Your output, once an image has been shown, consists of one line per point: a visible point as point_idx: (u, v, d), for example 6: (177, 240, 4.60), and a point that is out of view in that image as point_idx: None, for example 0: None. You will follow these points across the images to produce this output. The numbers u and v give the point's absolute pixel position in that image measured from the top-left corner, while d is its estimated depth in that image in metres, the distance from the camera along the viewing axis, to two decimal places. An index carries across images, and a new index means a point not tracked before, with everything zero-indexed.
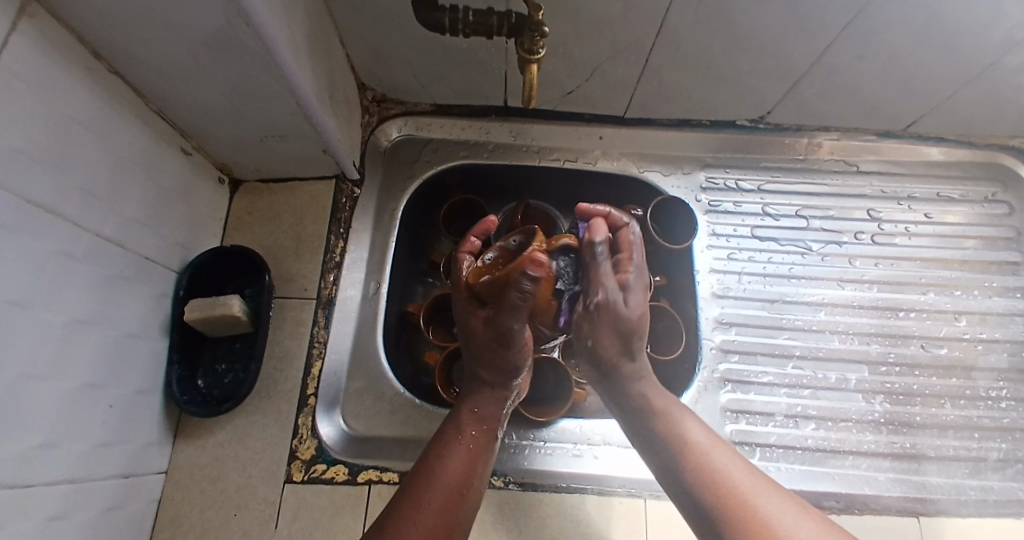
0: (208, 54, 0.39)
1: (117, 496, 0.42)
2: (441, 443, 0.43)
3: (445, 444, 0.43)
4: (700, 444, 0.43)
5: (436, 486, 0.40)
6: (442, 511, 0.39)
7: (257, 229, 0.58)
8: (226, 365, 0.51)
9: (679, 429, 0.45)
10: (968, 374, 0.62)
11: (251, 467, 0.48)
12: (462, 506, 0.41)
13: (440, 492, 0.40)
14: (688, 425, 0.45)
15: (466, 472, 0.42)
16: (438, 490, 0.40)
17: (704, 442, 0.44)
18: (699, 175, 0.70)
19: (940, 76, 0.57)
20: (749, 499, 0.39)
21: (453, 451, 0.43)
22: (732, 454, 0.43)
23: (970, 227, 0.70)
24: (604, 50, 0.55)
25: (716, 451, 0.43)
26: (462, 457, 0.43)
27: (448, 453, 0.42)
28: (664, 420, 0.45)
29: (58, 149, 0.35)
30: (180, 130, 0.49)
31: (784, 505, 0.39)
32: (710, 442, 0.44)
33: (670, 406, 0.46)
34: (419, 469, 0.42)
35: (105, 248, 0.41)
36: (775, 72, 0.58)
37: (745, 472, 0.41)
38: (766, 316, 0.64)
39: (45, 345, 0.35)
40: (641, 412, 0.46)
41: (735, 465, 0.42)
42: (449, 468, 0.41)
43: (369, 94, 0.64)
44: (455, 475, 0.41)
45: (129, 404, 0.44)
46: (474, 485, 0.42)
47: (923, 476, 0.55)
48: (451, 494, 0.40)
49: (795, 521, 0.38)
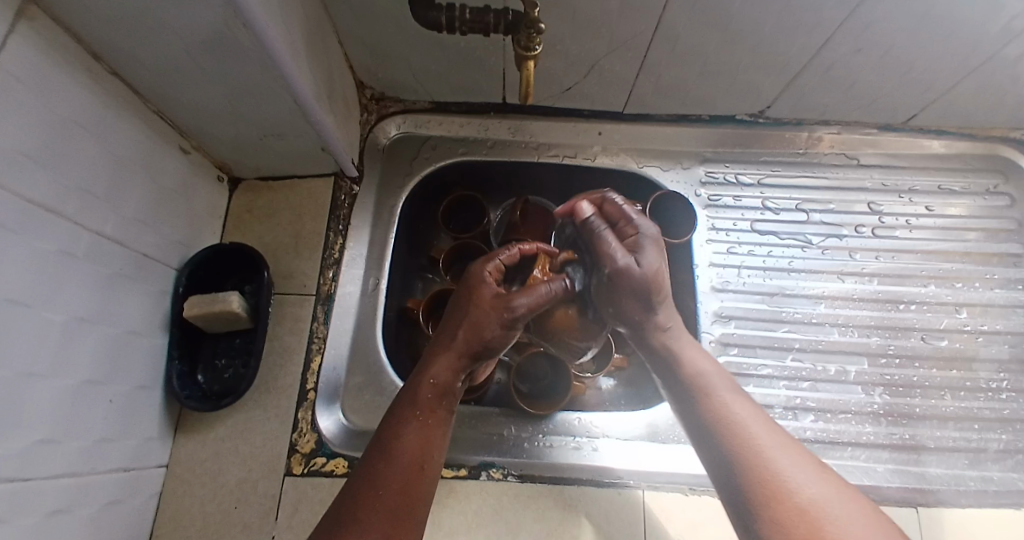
0: (205, 54, 0.39)
1: (118, 490, 0.42)
2: (396, 421, 0.40)
3: (402, 420, 0.39)
4: (730, 402, 0.42)
5: (394, 467, 0.37)
6: (401, 492, 0.37)
7: (256, 226, 0.58)
8: (226, 361, 0.52)
9: (712, 388, 0.43)
10: (969, 366, 0.61)
11: (251, 462, 0.48)
12: (422, 486, 0.38)
13: (397, 472, 0.37)
14: (722, 386, 0.43)
15: (425, 449, 0.39)
16: (396, 472, 0.37)
17: (732, 399, 0.42)
18: (698, 170, 0.70)
19: (940, 67, 0.57)
20: (768, 456, 0.37)
21: (410, 427, 0.39)
22: (766, 419, 0.41)
23: (971, 219, 0.70)
24: (601, 45, 0.55)
25: (746, 412, 0.41)
26: (420, 434, 0.39)
27: (405, 432, 0.39)
28: (698, 380, 0.44)
29: (57, 148, 0.36)
30: (179, 129, 0.49)
31: (805, 464, 0.37)
32: (745, 406, 0.42)
33: (710, 367, 0.45)
34: (376, 449, 0.39)
35: (106, 247, 0.42)
36: (773, 66, 0.58)
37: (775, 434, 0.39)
38: (765, 310, 0.63)
39: (46, 341, 0.35)
40: (675, 373, 0.45)
41: (768, 427, 0.40)
42: (407, 447, 0.38)
43: (367, 92, 0.65)
44: (413, 455, 0.38)
45: (130, 400, 0.44)
46: (434, 461, 0.39)
47: (923, 467, 0.55)
48: (409, 473, 0.38)
49: (813, 481, 0.36)
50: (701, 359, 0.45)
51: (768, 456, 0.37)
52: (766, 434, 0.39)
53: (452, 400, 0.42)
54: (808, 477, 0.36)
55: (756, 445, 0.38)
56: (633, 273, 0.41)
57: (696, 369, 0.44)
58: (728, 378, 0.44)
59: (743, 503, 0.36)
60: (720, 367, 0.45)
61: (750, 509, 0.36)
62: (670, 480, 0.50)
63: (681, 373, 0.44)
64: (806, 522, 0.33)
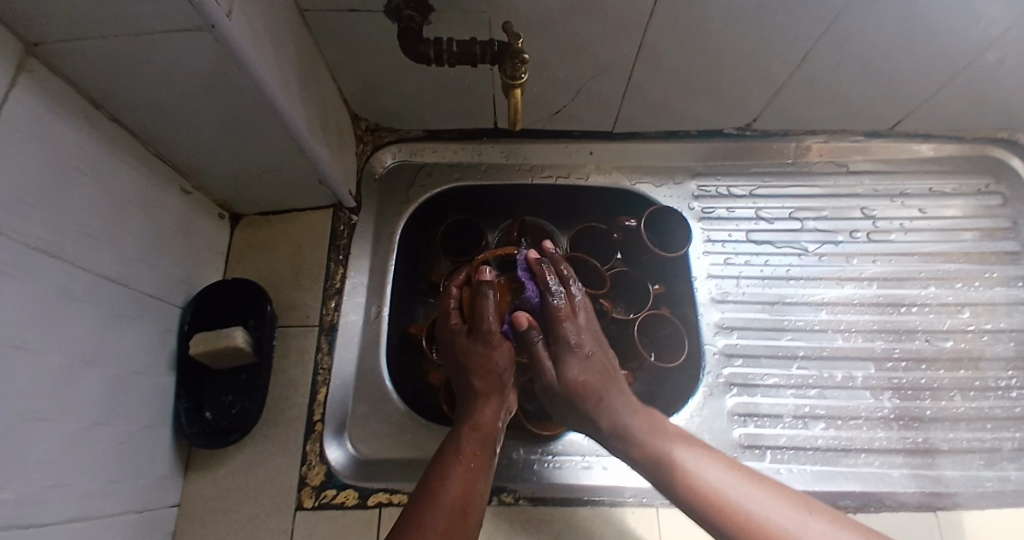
0: (202, 96, 0.41)
1: (127, 532, 0.42)
2: (442, 467, 0.42)
3: (446, 467, 0.42)
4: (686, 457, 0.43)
5: (441, 508, 0.39)
6: (444, 532, 0.38)
7: (258, 261, 0.59)
8: (232, 396, 0.51)
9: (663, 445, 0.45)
10: (976, 365, 0.61)
11: (261, 497, 0.48)
12: (465, 529, 0.39)
13: (444, 513, 0.39)
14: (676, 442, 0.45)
15: (468, 491, 0.41)
16: (442, 516, 0.39)
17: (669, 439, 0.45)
18: (690, 184, 0.71)
19: (919, 75, 0.59)
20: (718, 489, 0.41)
21: (455, 471, 0.42)
22: (696, 445, 0.44)
23: (965, 220, 0.70)
24: (586, 69, 0.57)
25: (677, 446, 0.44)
26: (462, 477, 0.42)
27: (449, 475, 0.41)
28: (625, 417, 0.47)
29: (56, 192, 0.37)
30: (179, 170, 0.51)
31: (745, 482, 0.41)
32: (700, 455, 0.43)
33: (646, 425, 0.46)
34: (421, 493, 0.40)
35: (108, 287, 0.42)
36: (756, 81, 0.60)
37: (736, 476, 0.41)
38: (766, 318, 0.64)
39: (50, 385, 0.36)
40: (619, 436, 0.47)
41: (704, 454, 0.43)
42: (452, 488, 0.40)
43: (363, 124, 0.67)
44: (458, 495, 0.40)
45: (138, 439, 0.44)
46: (476, 507, 0.41)
47: (937, 471, 0.54)
48: (453, 514, 0.39)
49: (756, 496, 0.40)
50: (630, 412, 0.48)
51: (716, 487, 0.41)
52: (732, 482, 0.41)
53: (490, 443, 0.45)
54: (741, 487, 0.40)
55: (702, 482, 0.41)
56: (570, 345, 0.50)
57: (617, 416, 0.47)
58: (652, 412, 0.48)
59: None
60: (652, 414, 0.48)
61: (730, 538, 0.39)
62: None
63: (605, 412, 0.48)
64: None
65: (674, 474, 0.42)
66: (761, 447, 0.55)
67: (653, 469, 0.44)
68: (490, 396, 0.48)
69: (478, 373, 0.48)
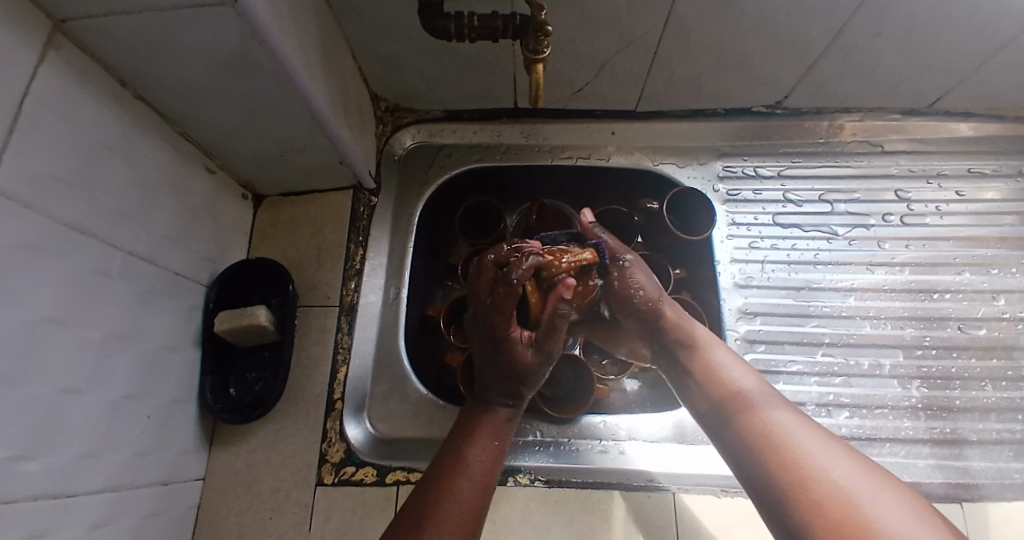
0: (225, 75, 0.41)
1: (158, 501, 0.44)
2: (468, 431, 0.42)
3: (475, 432, 0.42)
4: (773, 412, 0.41)
5: (467, 474, 0.39)
6: (473, 500, 0.38)
7: (280, 241, 0.60)
8: (256, 374, 0.52)
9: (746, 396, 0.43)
10: (1010, 354, 0.59)
11: (284, 471, 0.49)
12: (487, 496, 0.40)
13: (470, 479, 0.39)
14: (764, 399, 0.43)
15: (492, 460, 0.41)
16: (470, 484, 0.39)
17: (755, 393, 0.43)
18: (716, 164, 0.69)
19: (966, 48, 0.55)
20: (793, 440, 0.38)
21: (482, 440, 0.42)
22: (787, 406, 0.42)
23: (1006, 203, 0.67)
24: (610, 44, 0.55)
25: (762, 399, 0.43)
26: (489, 447, 0.42)
27: (477, 442, 0.42)
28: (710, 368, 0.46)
29: (88, 174, 0.37)
30: (205, 150, 0.51)
31: (830, 448, 0.37)
32: (784, 413, 0.41)
33: (747, 379, 0.45)
34: (448, 456, 0.40)
35: (139, 265, 0.43)
36: (788, 54, 0.57)
37: (821, 438, 0.38)
38: (792, 304, 0.62)
39: (84, 360, 0.37)
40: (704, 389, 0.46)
41: (789, 412, 0.41)
42: (478, 456, 0.40)
43: (382, 104, 0.66)
44: (483, 463, 0.40)
45: (166, 414, 0.46)
46: (496, 476, 0.41)
47: (965, 462, 0.53)
48: (479, 484, 0.39)
49: (834, 460, 0.36)
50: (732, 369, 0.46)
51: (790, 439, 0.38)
52: (810, 441, 0.38)
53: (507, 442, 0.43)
54: (821, 448, 0.37)
55: (776, 431, 0.39)
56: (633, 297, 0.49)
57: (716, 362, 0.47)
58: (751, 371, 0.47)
59: (785, 507, 0.35)
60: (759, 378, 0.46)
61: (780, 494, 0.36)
62: (698, 482, 0.49)
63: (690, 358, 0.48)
64: (838, 502, 0.33)
65: (751, 421, 0.41)
66: None
67: (727, 416, 0.43)
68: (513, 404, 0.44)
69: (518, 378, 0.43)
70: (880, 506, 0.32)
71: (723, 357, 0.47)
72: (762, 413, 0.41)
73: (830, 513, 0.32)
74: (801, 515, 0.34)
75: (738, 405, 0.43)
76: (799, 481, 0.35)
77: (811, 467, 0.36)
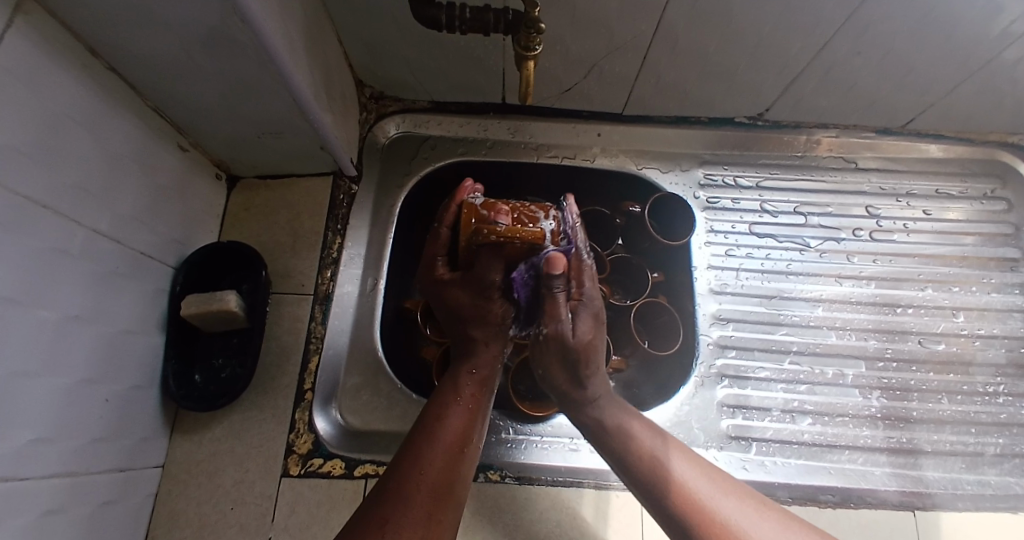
0: (201, 50, 0.39)
1: (112, 490, 0.42)
2: (440, 406, 0.43)
3: (446, 405, 0.43)
4: (695, 482, 0.41)
5: (441, 445, 0.40)
6: (448, 468, 0.39)
7: (254, 225, 0.58)
8: (223, 360, 0.51)
9: (666, 464, 0.42)
10: (966, 370, 0.62)
11: (248, 462, 0.48)
12: (462, 466, 0.41)
13: (442, 450, 0.40)
14: (681, 465, 0.42)
15: (467, 430, 0.42)
16: (442, 450, 0.40)
17: (662, 447, 0.44)
18: (697, 172, 0.70)
19: (939, 71, 0.57)
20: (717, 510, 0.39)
21: (453, 411, 0.43)
22: (689, 455, 0.44)
23: (968, 223, 0.70)
24: (600, 47, 0.55)
25: (671, 454, 0.43)
26: (462, 416, 0.43)
27: (449, 414, 0.43)
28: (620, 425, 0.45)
29: (52, 145, 0.35)
30: (177, 127, 0.49)
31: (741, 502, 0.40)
32: (692, 467, 0.42)
33: (648, 437, 0.44)
34: (420, 430, 0.41)
35: (102, 244, 0.41)
36: (771, 69, 0.58)
37: (737, 495, 0.41)
38: (763, 312, 0.63)
39: (39, 340, 0.35)
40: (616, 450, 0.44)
41: (696, 467, 0.42)
42: (452, 426, 0.42)
43: (367, 91, 0.65)
44: (457, 434, 0.41)
45: (125, 399, 0.44)
46: (473, 446, 0.42)
47: (920, 471, 0.55)
48: (454, 451, 0.40)
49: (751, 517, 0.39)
50: (638, 429, 0.45)
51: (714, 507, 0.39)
52: (729, 503, 0.40)
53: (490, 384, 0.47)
54: (736, 507, 0.40)
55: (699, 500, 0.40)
56: (567, 343, 0.45)
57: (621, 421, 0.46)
58: (645, 420, 0.47)
59: None
60: (654, 429, 0.46)
61: None
62: None
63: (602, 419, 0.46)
64: None
65: (671, 485, 0.41)
66: (747, 439, 0.56)
67: (638, 476, 0.43)
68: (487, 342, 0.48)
69: (477, 323, 0.47)
70: None
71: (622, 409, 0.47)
72: (680, 479, 0.41)
73: None
74: None
75: (650, 465, 0.42)
76: None
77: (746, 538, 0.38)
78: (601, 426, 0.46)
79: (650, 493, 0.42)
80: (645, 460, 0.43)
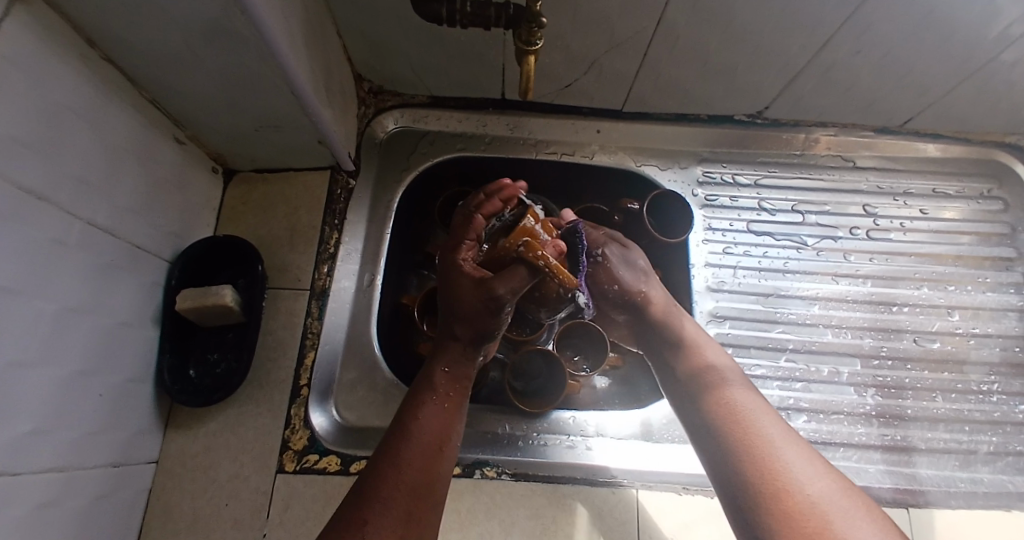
0: (200, 42, 0.39)
1: (107, 485, 0.42)
2: (415, 404, 0.43)
3: (421, 402, 0.43)
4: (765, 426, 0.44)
5: (417, 446, 0.40)
6: (424, 466, 0.40)
7: (250, 219, 0.58)
8: (218, 355, 0.50)
9: (741, 405, 0.45)
10: (960, 368, 0.62)
11: (243, 457, 0.48)
12: (441, 464, 0.41)
13: (418, 450, 0.40)
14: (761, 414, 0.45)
15: (443, 428, 0.42)
16: (417, 450, 0.40)
17: (745, 394, 0.47)
18: (696, 169, 0.70)
19: (939, 71, 0.57)
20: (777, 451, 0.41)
21: (428, 410, 0.43)
22: (769, 410, 0.46)
23: (964, 223, 0.70)
24: (601, 43, 0.55)
25: (749, 400, 0.46)
26: (438, 414, 0.43)
27: (424, 412, 0.42)
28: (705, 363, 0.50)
29: (49, 136, 0.35)
30: (174, 120, 0.49)
31: (807, 460, 0.41)
32: (766, 415, 0.45)
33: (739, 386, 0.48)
34: (395, 430, 0.41)
35: (98, 237, 0.41)
36: (771, 67, 0.58)
37: (805, 453, 0.42)
38: (760, 310, 0.64)
39: (36, 332, 0.35)
40: (698, 380, 0.49)
41: (774, 420, 0.44)
42: (428, 426, 0.42)
43: (365, 85, 0.64)
44: (432, 433, 0.41)
45: (121, 393, 0.43)
46: (451, 441, 0.42)
47: (913, 468, 0.55)
48: (429, 449, 0.40)
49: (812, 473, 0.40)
50: (731, 380, 0.49)
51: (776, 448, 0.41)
52: (794, 454, 0.41)
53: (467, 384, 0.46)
54: (798, 458, 0.41)
55: (764, 439, 0.42)
56: (622, 255, 0.56)
57: (707, 361, 0.50)
58: (738, 372, 0.50)
59: (752, 506, 0.39)
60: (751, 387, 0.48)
61: (750, 499, 0.39)
62: (662, 479, 0.50)
63: (687, 356, 0.51)
64: (813, 515, 0.37)
65: (738, 419, 0.44)
66: None
67: (707, 405, 0.47)
68: (460, 340, 0.45)
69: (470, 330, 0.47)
70: (853, 527, 0.36)
71: (712, 355, 0.51)
72: (752, 418, 0.44)
73: (803, 527, 0.36)
74: (767, 519, 0.38)
75: (720, 399, 0.46)
76: (775, 490, 0.39)
77: (791, 479, 0.39)
78: (685, 363, 0.51)
79: (711, 424, 0.45)
80: (720, 397, 0.47)
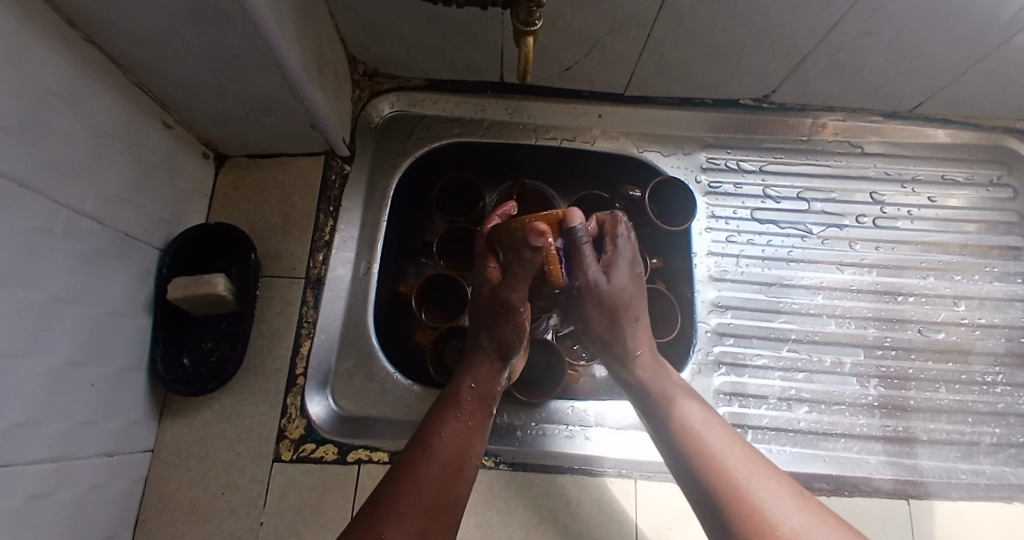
0: (186, 22, 0.37)
1: (102, 474, 0.42)
2: (437, 418, 0.42)
3: (444, 418, 0.42)
4: (732, 456, 0.40)
5: (437, 461, 0.39)
6: (443, 484, 0.38)
7: (243, 206, 0.57)
8: (212, 344, 0.50)
9: (703, 435, 0.42)
10: (965, 358, 0.62)
11: (239, 446, 0.48)
12: (459, 484, 0.39)
13: (437, 467, 0.39)
14: (725, 443, 0.41)
15: (464, 445, 0.41)
16: (437, 466, 0.39)
17: (706, 421, 0.44)
18: (699, 155, 0.68)
19: (952, 54, 0.55)
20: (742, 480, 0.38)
21: (450, 426, 0.42)
22: (728, 432, 0.43)
23: (972, 211, 0.69)
24: (603, 24, 0.53)
25: (712, 426, 0.43)
26: (459, 431, 0.42)
27: (446, 428, 0.41)
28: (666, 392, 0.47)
29: (31, 121, 0.34)
30: (161, 103, 0.47)
31: (771, 480, 0.38)
32: (727, 440, 0.42)
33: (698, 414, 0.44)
34: (417, 444, 0.40)
35: (85, 225, 0.40)
36: (779, 49, 0.56)
37: (766, 473, 0.39)
38: (762, 300, 0.63)
39: (22, 322, 0.34)
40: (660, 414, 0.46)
41: (735, 445, 0.41)
42: (449, 441, 0.41)
43: (360, 68, 0.62)
44: (453, 449, 0.40)
45: (113, 382, 0.43)
46: (471, 462, 0.41)
47: (915, 460, 0.55)
48: (450, 467, 0.39)
49: (779, 495, 0.37)
50: (691, 408, 0.45)
51: (741, 478, 0.38)
52: (760, 479, 0.38)
53: (488, 400, 0.45)
54: (764, 482, 0.38)
55: (729, 471, 0.39)
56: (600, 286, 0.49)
57: (666, 387, 0.47)
58: (695, 398, 0.47)
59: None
60: (708, 411, 0.45)
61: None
62: (661, 469, 0.50)
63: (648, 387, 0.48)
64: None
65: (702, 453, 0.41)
66: (743, 426, 0.56)
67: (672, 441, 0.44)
68: (488, 353, 0.46)
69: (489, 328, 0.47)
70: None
71: (671, 383, 0.48)
72: (714, 449, 0.41)
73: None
74: None
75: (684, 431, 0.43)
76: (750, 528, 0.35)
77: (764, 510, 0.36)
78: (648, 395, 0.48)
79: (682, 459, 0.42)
80: (684, 428, 0.43)
